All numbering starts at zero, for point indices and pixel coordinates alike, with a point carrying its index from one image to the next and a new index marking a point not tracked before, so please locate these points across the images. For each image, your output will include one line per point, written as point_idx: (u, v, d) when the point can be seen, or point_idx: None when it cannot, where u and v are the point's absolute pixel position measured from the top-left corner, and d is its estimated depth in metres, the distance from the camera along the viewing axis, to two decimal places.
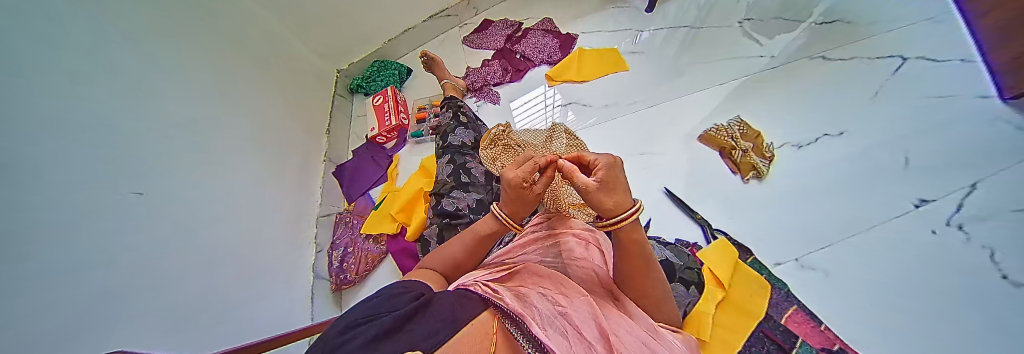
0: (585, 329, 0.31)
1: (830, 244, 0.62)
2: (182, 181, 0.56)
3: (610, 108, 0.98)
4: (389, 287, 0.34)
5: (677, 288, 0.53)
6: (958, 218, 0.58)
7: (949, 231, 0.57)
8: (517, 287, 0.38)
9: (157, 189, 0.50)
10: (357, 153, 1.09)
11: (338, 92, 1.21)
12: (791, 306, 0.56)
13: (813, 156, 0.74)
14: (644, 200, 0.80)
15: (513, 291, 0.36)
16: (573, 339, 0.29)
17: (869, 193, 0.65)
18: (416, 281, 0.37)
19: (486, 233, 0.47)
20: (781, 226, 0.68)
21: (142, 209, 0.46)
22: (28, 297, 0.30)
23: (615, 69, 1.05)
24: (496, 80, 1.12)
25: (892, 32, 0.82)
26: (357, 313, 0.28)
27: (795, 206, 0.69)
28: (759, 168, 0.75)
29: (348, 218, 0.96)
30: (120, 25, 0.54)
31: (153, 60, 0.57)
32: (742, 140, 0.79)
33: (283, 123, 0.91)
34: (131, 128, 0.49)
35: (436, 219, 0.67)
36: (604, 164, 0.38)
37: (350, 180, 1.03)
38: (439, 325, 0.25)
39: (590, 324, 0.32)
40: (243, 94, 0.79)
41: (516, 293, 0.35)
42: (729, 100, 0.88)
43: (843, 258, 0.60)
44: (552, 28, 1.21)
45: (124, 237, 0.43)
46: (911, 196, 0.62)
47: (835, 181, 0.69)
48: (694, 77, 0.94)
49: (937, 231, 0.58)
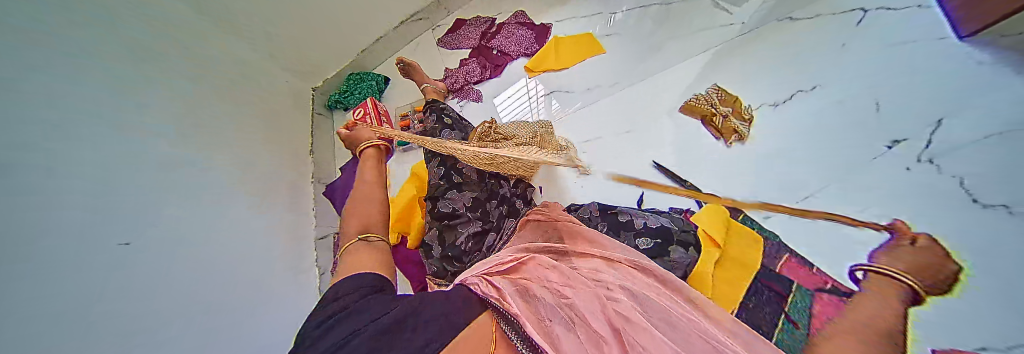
0: (592, 320, 0.31)
1: (813, 192, 0.65)
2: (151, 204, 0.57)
3: (592, 92, 1.00)
4: (347, 291, 0.33)
5: (675, 250, 0.55)
6: (930, 152, 0.57)
7: (923, 166, 0.57)
8: (522, 280, 0.38)
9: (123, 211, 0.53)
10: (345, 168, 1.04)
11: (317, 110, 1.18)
12: (784, 255, 0.59)
13: (791, 112, 0.76)
14: (634, 177, 0.82)
15: (517, 285, 0.37)
16: (578, 326, 0.31)
17: (853, 138, 0.66)
18: (361, 273, 0.37)
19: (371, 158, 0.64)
20: (769, 184, 0.70)
21: (102, 229, 0.48)
22: (13, 302, 0.35)
23: (595, 52, 1.06)
24: (477, 78, 1.12)
25: None
26: (333, 335, 0.26)
27: (784, 161, 0.71)
28: (741, 131, 0.78)
29: None
30: (61, 48, 0.53)
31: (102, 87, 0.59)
32: (722, 105, 0.82)
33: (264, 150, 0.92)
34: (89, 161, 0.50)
35: (435, 222, 0.67)
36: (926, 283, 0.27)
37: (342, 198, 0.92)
38: (433, 333, 0.26)
39: (598, 314, 0.32)
40: (202, 101, 0.79)
41: (520, 288, 0.36)
42: (708, 68, 0.90)
43: (828, 204, 0.62)
44: (527, 20, 1.21)
45: (91, 252, 0.46)
46: (884, 138, 0.63)
47: (812, 133, 0.71)
48: (673, 52, 0.96)
49: (911, 167, 0.58)
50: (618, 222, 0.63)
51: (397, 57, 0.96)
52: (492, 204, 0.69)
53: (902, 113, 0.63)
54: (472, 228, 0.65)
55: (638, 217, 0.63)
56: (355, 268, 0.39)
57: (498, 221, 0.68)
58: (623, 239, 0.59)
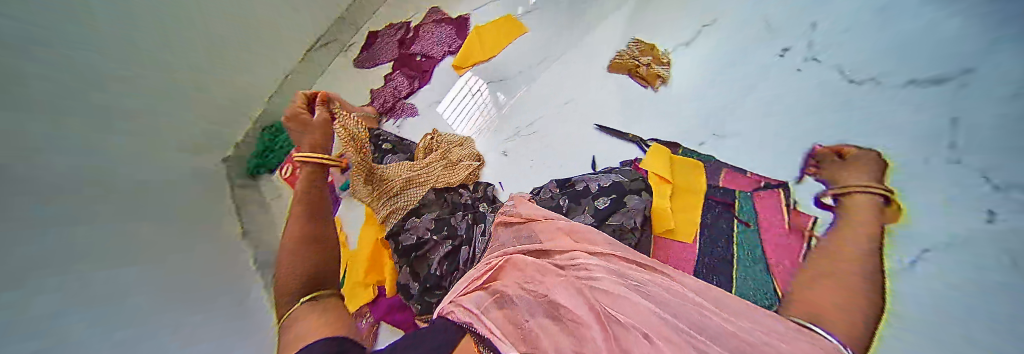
0: (574, 312, 0.29)
1: (734, 109, 0.73)
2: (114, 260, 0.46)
3: (525, 73, 1.01)
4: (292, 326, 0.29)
5: (630, 199, 0.61)
6: (810, 49, 0.68)
7: (809, 64, 0.67)
8: (501, 288, 0.36)
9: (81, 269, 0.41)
10: None
11: None
12: (724, 169, 0.69)
13: (703, 45, 0.84)
14: (582, 142, 0.87)
15: (496, 295, 0.35)
16: (560, 317, 0.30)
17: (757, 50, 0.75)
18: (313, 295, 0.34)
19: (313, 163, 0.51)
20: (698, 113, 0.78)
21: (51, 296, 0.37)
22: None
23: (518, 34, 1.06)
24: (406, 90, 1.08)
25: None
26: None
27: (704, 90, 0.79)
28: (663, 74, 0.85)
29: None
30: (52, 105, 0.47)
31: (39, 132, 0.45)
32: (642, 55, 0.89)
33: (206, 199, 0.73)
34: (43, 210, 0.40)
35: (402, 258, 0.66)
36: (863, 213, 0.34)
37: None
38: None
39: (580, 305, 0.30)
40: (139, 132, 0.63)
41: (498, 297, 0.34)
42: (629, 22, 0.96)
43: (750, 116, 0.70)
44: (442, 18, 1.15)
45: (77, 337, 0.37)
46: (778, 48, 0.72)
47: (723, 58, 0.79)
48: (593, 13, 1.01)
49: (801, 67, 0.68)
50: (577, 190, 0.66)
51: None
52: (457, 217, 0.69)
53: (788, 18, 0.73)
54: (443, 248, 0.64)
55: (591, 180, 0.67)
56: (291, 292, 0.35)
57: (466, 231, 0.66)
58: (585, 205, 0.63)
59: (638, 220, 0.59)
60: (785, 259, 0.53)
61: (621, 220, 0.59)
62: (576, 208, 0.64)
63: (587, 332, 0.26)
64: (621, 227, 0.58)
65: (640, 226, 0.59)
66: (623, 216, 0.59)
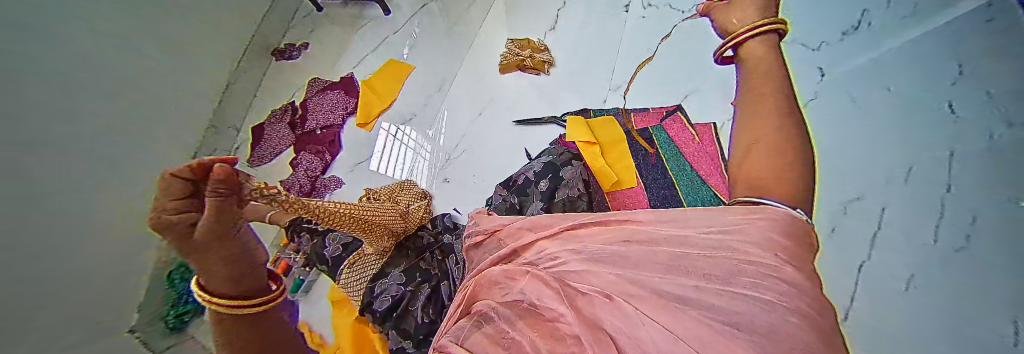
0: (548, 309, 0.31)
1: (614, 69, 0.91)
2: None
3: (433, 102, 1.03)
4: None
5: (566, 171, 0.68)
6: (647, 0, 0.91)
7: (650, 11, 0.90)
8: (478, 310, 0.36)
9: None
10: None
11: None
12: (631, 116, 0.83)
13: (569, 24, 1.01)
14: (514, 139, 0.93)
15: (477, 320, 0.34)
16: (540, 324, 0.30)
17: (608, 18, 0.96)
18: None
19: None
20: (586, 78, 0.93)
21: None
22: None
23: (407, 72, 1.06)
24: (323, 165, 0.94)
25: None
26: None
27: (583, 60, 0.95)
28: (547, 59, 0.97)
29: None
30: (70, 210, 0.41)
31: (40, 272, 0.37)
32: (525, 51, 0.99)
33: None
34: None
35: (385, 323, 0.60)
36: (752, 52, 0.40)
37: None
38: None
39: (551, 297, 0.32)
40: None
41: (478, 323, 0.33)
42: (504, 27, 1.08)
43: (629, 67, 0.88)
44: (327, 82, 1.05)
45: None
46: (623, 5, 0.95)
47: (587, 32, 0.98)
48: (467, 29, 1.12)
49: (645, 15, 0.90)
50: (520, 184, 0.70)
51: None
52: (425, 257, 0.68)
53: None
54: (421, 294, 0.61)
55: (526, 171, 0.72)
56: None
57: (439, 266, 0.66)
58: (532, 194, 0.68)
59: (580, 186, 0.67)
60: (705, 164, 0.70)
61: (567, 192, 0.66)
62: (526, 199, 0.68)
63: (565, 326, 0.28)
64: (569, 197, 0.65)
65: (583, 192, 0.67)
66: (567, 189, 0.65)
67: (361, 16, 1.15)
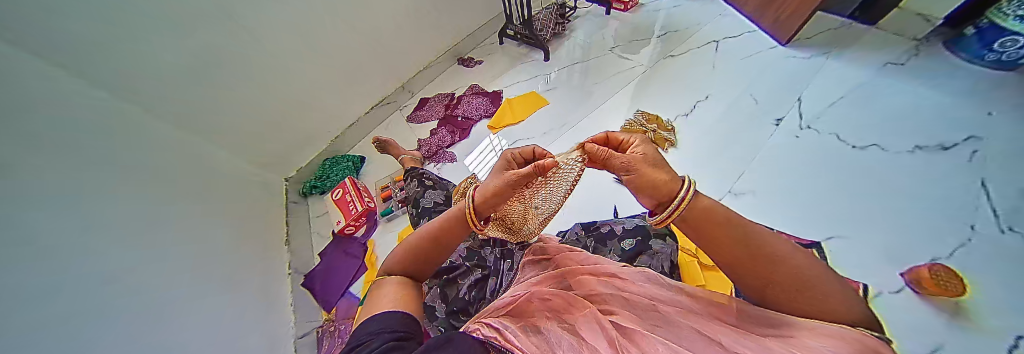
0: (595, 344, 0.32)
1: (742, 173, 0.86)
2: (142, 233, 0.55)
3: (550, 134, 1.11)
4: (385, 339, 0.31)
5: (655, 242, 0.64)
6: (804, 121, 0.92)
7: (805, 132, 0.90)
8: (527, 322, 0.40)
9: (120, 227, 0.52)
10: (325, 253, 0.95)
11: (291, 199, 1.08)
12: None
13: (706, 110, 1.03)
14: (606, 192, 0.94)
15: (519, 327, 0.38)
16: (579, 346, 0.32)
17: (753, 121, 0.96)
18: (390, 311, 0.36)
19: (456, 219, 0.46)
20: (709, 167, 0.90)
21: (52, 285, 0.38)
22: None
23: (541, 105, 1.21)
24: (448, 142, 1.15)
25: (703, 26, 1.31)
26: None
27: (714, 148, 0.93)
28: (670, 139, 0.97)
29: (334, 327, 0.79)
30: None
31: (93, 121, 0.60)
32: (649, 123, 1.02)
33: (225, 228, 0.76)
34: (89, 170, 0.53)
35: (433, 279, 0.68)
36: (640, 141, 0.37)
37: (325, 285, 0.88)
38: None
39: (600, 339, 0.32)
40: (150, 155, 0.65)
41: (517, 330, 0.37)
42: (638, 94, 1.15)
43: (764, 181, 0.83)
44: (481, 90, 1.30)
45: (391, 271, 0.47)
46: (772, 118, 0.95)
47: (724, 124, 0.98)
48: (604, 87, 1.21)
49: (798, 135, 0.90)
50: (602, 233, 0.70)
51: (374, 137, 1.02)
52: (486, 249, 0.72)
53: (770, 102, 0.99)
54: (473, 274, 0.68)
55: (615, 224, 0.71)
56: (381, 307, 0.37)
57: (494, 263, 0.69)
58: (611, 247, 0.66)
59: (666, 265, 0.60)
60: None
61: (647, 262, 0.60)
62: (603, 249, 0.66)
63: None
64: (649, 268, 0.59)
65: (668, 271, 0.59)
66: (651, 259, 0.60)
67: (526, 55, 1.42)
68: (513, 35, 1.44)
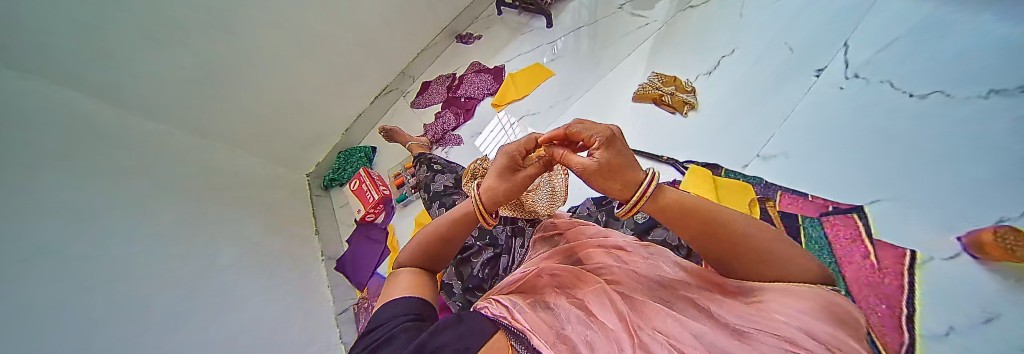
0: (602, 314, 0.31)
1: (773, 134, 0.75)
2: (167, 232, 0.63)
3: (557, 107, 1.06)
4: (401, 322, 0.33)
5: None
6: None
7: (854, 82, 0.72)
8: (535, 298, 0.40)
9: (150, 229, 0.59)
10: (353, 239, 1.03)
11: (316, 191, 1.17)
12: (777, 193, 0.65)
13: (729, 70, 0.91)
14: None
15: (525, 303, 0.38)
16: (587, 319, 0.31)
17: (791, 74, 0.81)
18: (405, 298, 0.38)
19: (464, 221, 0.48)
20: (730, 126, 0.82)
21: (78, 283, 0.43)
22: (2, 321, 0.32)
23: (546, 76, 1.15)
24: (455, 125, 1.16)
25: None
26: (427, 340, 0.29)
27: (740, 106, 0.83)
28: (689, 101, 0.89)
29: (368, 304, 0.88)
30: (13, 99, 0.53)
31: (107, 128, 0.67)
32: (666, 86, 0.94)
33: (249, 224, 0.85)
34: (111, 179, 0.60)
35: None
36: (598, 137, 0.32)
37: (356, 268, 0.96)
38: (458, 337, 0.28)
39: (606, 308, 0.32)
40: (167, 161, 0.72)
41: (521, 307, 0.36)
42: (652, 55, 1.05)
43: (795, 140, 0.72)
44: (482, 67, 1.26)
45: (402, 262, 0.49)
46: (813, 67, 0.79)
47: (748, 80, 0.86)
48: (614, 50, 1.12)
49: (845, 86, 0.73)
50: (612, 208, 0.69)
51: (381, 125, 1.03)
52: (498, 228, 0.74)
53: (808, 45, 0.83)
54: (485, 253, 0.70)
55: None
56: (395, 294, 0.40)
57: (505, 242, 0.70)
58: (623, 221, 0.64)
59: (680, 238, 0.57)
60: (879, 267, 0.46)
61: (662, 236, 0.58)
62: (614, 223, 0.65)
63: (606, 326, 0.29)
64: (662, 241, 0.57)
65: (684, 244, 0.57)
66: (666, 232, 0.58)
67: (527, 24, 1.33)
68: (511, 3, 1.35)
